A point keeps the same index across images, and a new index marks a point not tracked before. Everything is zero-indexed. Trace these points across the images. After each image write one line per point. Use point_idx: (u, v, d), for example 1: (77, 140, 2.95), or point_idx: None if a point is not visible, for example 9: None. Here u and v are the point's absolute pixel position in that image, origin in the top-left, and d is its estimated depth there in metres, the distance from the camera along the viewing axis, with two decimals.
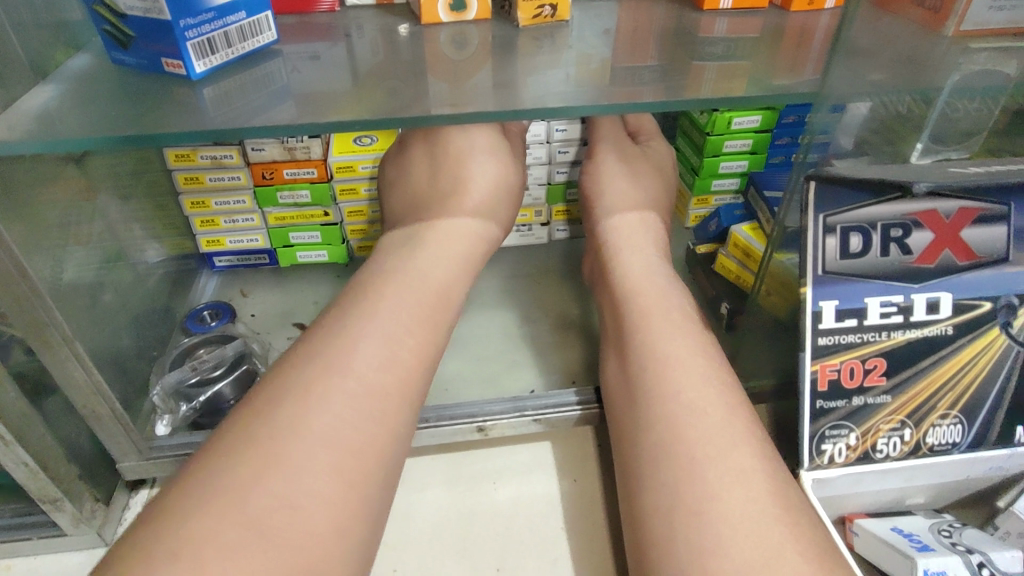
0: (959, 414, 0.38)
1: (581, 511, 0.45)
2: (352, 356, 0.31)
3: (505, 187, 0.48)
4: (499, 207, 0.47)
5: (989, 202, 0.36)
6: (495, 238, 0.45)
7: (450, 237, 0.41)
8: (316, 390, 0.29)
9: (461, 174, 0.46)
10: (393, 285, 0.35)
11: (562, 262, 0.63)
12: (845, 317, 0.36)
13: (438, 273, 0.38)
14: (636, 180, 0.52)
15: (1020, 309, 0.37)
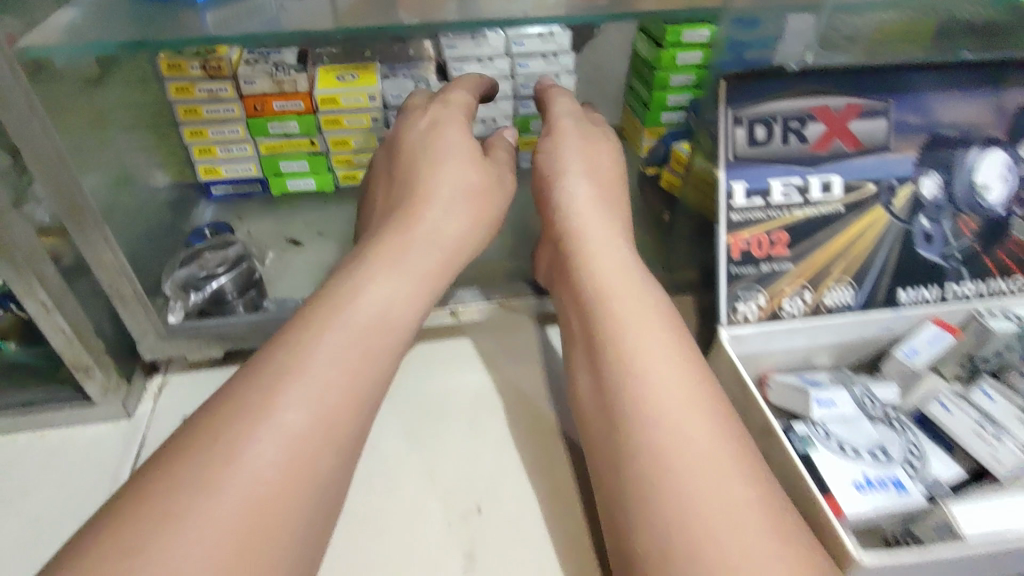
0: (851, 279, 0.45)
1: (541, 383, 0.52)
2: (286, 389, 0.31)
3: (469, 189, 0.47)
4: (464, 207, 0.45)
5: (870, 99, 0.43)
6: (461, 227, 0.45)
7: (405, 240, 0.41)
8: (251, 413, 0.29)
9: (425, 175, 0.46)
10: (330, 311, 0.35)
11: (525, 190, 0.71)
12: (753, 195, 0.43)
13: (385, 287, 0.37)
14: (603, 172, 0.50)
15: (899, 191, 0.44)
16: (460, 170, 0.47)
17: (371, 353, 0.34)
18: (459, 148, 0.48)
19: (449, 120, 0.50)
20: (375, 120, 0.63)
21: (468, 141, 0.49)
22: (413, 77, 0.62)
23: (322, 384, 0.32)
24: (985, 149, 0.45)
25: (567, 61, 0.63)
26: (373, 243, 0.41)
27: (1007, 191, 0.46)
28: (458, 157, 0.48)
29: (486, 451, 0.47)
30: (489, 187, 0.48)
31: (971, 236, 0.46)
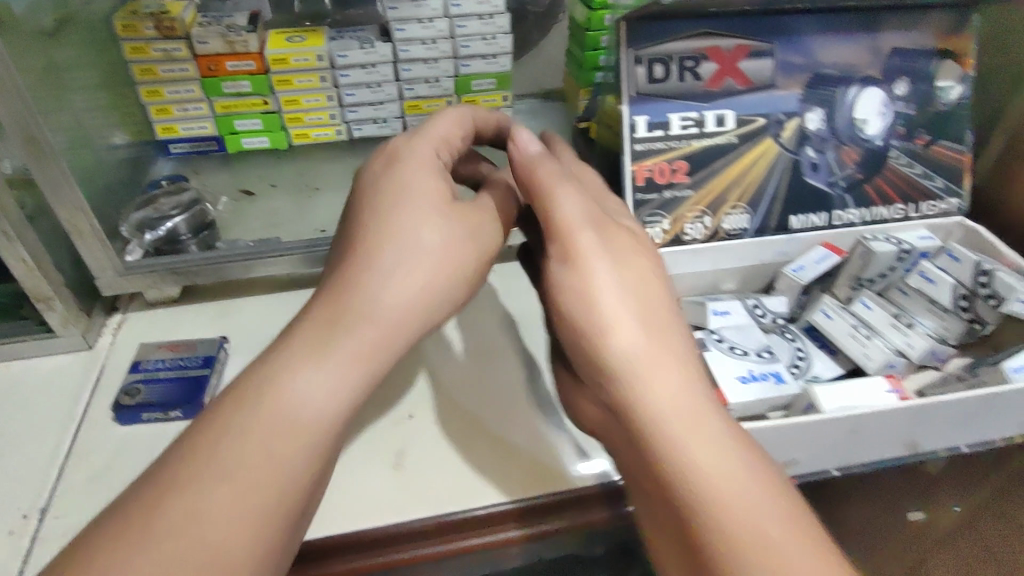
0: (746, 205, 0.50)
1: (474, 312, 0.57)
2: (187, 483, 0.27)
3: (431, 260, 0.36)
4: (414, 271, 0.35)
5: (757, 40, 0.48)
6: (405, 306, 0.35)
7: (346, 327, 0.33)
8: (148, 507, 0.26)
9: (379, 234, 0.36)
10: (248, 409, 0.29)
11: None
12: (654, 128, 0.48)
13: (306, 376, 0.31)
14: (642, 272, 0.36)
15: (786, 124, 0.49)
16: (417, 230, 0.36)
17: (284, 452, 0.29)
18: (416, 205, 0.37)
19: (409, 170, 0.39)
20: (324, 79, 0.67)
21: (428, 198, 0.38)
22: (358, 38, 0.67)
23: (223, 476, 0.27)
24: (863, 87, 0.50)
25: (503, 22, 0.67)
26: (314, 323, 0.33)
27: (884, 124, 0.51)
28: (419, 215, 0.37)
29: (421, 372, 0.51)
30: (459, 251, 0.38)
31: (853, 166, 0.51)
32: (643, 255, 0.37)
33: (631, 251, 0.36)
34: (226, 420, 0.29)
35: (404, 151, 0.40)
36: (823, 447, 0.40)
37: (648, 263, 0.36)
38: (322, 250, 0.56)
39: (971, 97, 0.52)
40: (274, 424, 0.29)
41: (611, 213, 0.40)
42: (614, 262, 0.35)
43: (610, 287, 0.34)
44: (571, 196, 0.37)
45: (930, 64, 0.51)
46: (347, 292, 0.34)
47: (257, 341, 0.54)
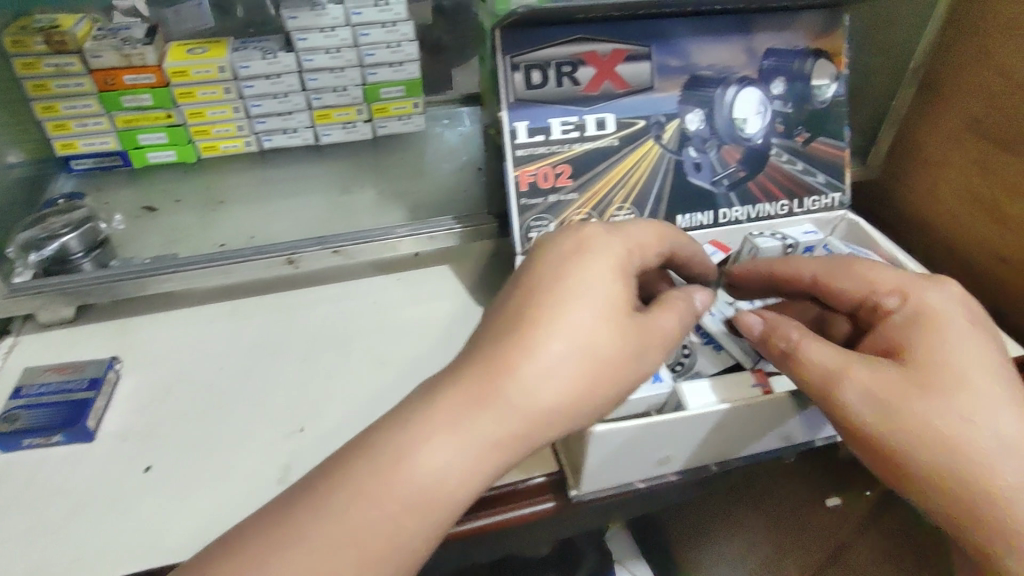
0: (632, 206, 0.51)
1: (375, 319, 0.57)
2: (305, 518, 0.29)
3: (587, 357, 0.33)
4: (578, 367, 0.33)
5: (632, 44, 0.49)
6: (569, 400, 0.33)
7: (514, 423, 0.32)
8: (278, 528, 0.29)
9: (529, 317, 0.33)
10: (373, 468, 0.31)
11: (380, 154, 0.75)
12: (535, 133, 0.48)
13: (446, 454, 0.31)
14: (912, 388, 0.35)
15: (666, 125, 0.50)
16: (586, 318, 0.33)
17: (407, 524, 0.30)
18: (585, 307, 0.33)
19: (591, 284, 0.34)
20: (228, 91, 0.66)
21: (607, 308, 0.34)
22: (261, 48, 0.66)
23: (345, 534, 0.29)
24: (741, 87, 0.52)
25: (407, 29, 0.67)
26: (471, 403, 0.32)
27: (763, 123, 0.53)
28: (587, 317, 0.33)
29: (322, 385, 0.51)
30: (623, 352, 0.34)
31: (736, 164, 0.53)
32: (978, 394, 0.34)
33: (946, 391, 0.34)
34: (362, 480, 0.30)
35: (583, 238, 0.37)
36: (690, 442, 0.42)
37: (989, 393, 0.34)
38: (218, 265, 0.56)
39: (846, 94, 0.54)
40: (431, 493, 0.30)
41: (896, 327, 0.38)
42: (927, 408, 0.34)
43: (949, 434, 0.34)
44: (868, 366, 0.36)
45: (805, 64, 0.53)
46: (501, 382, 0.32)
47: (152, 359, 0.53)
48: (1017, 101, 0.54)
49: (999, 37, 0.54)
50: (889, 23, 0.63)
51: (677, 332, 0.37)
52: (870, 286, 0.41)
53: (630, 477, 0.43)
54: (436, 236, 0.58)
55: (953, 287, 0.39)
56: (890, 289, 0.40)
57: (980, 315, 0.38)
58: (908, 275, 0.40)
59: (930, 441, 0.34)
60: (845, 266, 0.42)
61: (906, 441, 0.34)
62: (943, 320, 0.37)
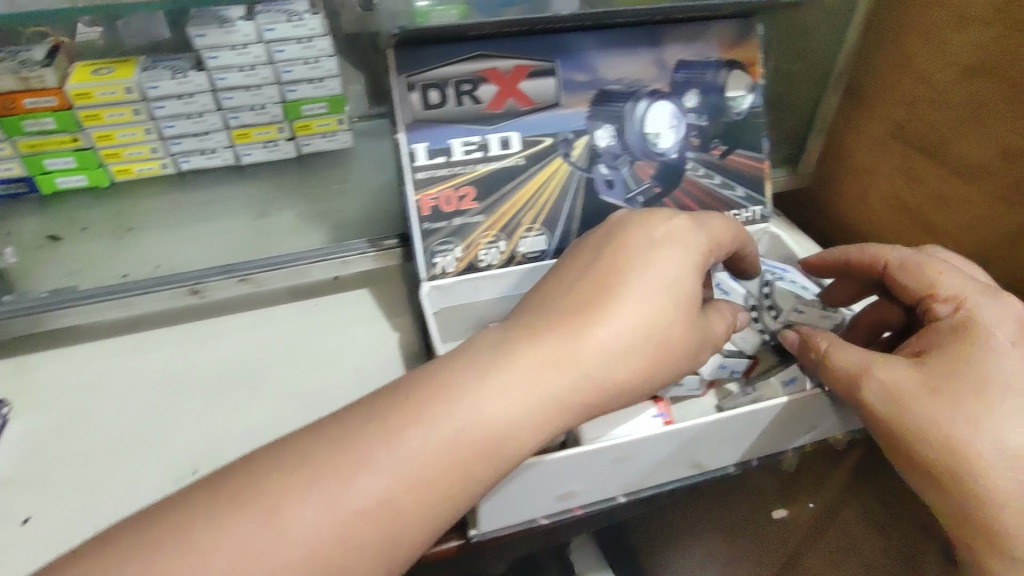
0: (542, 226, 0.49)
1: (286, 349, 0.55)
2: (361, 435, 0.31)
3: (651, 334, 0.35)
4: (645, 345, 0.35)
5: (535, 60, 0.47)
6: (626, 382, 0.35)
7: (570, 394, 0.33)
8: (355, 430, 0.31)
9: (605, 294, 0.36)
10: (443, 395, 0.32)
11: (304, 172, 0.73)
12: (435, 155, 0.46)
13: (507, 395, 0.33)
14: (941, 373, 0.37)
15: (575, 142, 0.49)
16: (658, 300, 0.35)
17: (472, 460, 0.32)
18: (651, 298, 0.36)
19: (664, 276, 0.36)
20: (138, 112, 0.63)
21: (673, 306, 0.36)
22: (171, 67, 0.63)
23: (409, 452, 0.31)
24: (652, 101, 0.50)
25: (324, 44, 0.64)
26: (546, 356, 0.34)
27: (677, 137, 0.51)
28: (660, 297, 0.36)
29: (228, 420, 0.49)
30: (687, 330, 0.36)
31: (650, 180, 0.51)
32: (998, 403, 0.35)
33: (968, 396, 0.36)
34: (433, 406, 0.32)
35: (666, 233, 0.39)
36: (591, 477, 0.40)
37: (1010, 405, 0.35)
38: (114, 298, 0.53)
39: (763, 105, 0.53)
40: (475, 437, 0.32)
41: (940, 334, 0.39)
42: (942, 407, 0.36)
43: (959, 432, 0.35)
44: (894, 364, 0.38)
45: (718, 75, 0.51)
46: (565, 352, 0.34)
47: (42, 402, 0.50)
48: (935, 107, 0.54)
49: (917, 43, 0.53)
50: (803, 33, 0.61)
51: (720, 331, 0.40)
52: (930, 288, 0.41)
53: (531, 514, 0.41)
54: (349, 259, 0.58)
55: (1010, 299, 0.39)
56: (947, 295, 0.40)
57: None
58: (967, 281, 0.40)
59: (943, 433, 0.36)
60: (916, 263, 0.42)
61: (918, 432, 0.36)
62: (987, 333, 0.38)
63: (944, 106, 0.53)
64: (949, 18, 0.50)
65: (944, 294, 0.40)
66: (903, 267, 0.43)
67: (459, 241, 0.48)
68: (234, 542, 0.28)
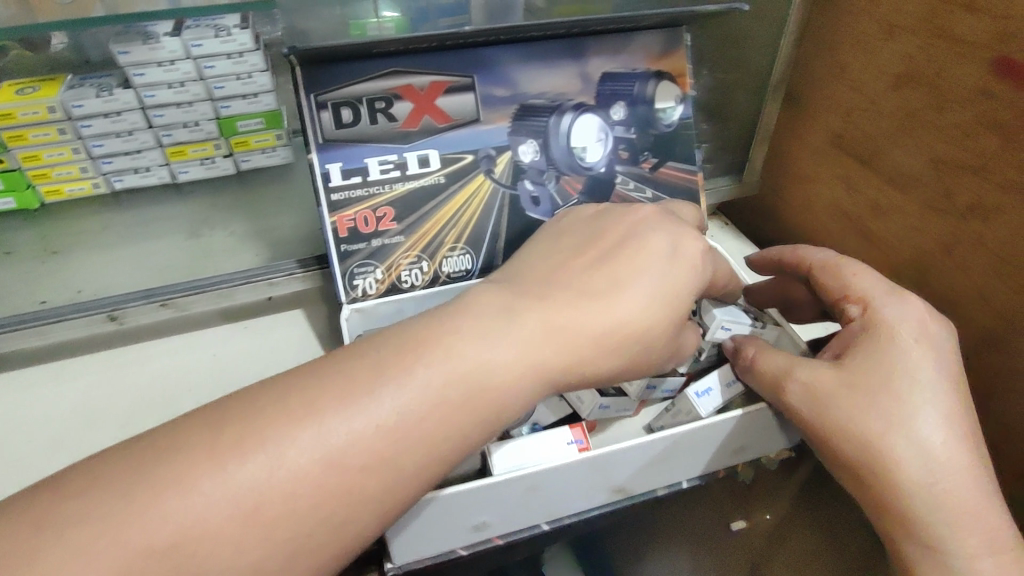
0: (466, 245, 0.48)
1: (211, 374, 0.53)
2: (360, 380, 0.30)
3: (646, 318, 0.35)
4: (645, 325, 0.35)
5: (453, 76, 0.46)
6: (618, 372, 0.35)
7: (568, 369, 0.34)
8: (358, 372, 0.30)
9: (602, 275, 0.36)
10: (442, 345, 0.31)
11: (245, 190, 0.71)
12: (350, 175, 0.45)
13: (502, 355, 0.32)
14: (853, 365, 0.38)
15: (497, 158, 0.48)
16: (655, 284, 0.36)
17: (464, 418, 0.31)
18: (655, 297, 0.35)
19: (669, 278, 0.36)
20: (64, 131, 0.61)
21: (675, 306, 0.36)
22: (97, 85, 0.61)
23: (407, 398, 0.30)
24: (578, 114, 0.49)
25: (256, 59, 0.63)
26: (549, 321, 0.33)
27: (605, 150, 0.50)
28: (661, 284, 0.36)
29: None
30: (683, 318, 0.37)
31: (578, 195, 0.50)
32: (907, 399, 0.36)
33: (879, 392, 0.37)
34: (435, 357, 0.31)
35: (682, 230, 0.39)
36: (506, 505, 0.38)
37: (920, 400, 0.36)
38: (28, 326, 0.51)
39: (693, 116, 0.52)
40: (474, 397, 0.31)
41: (853, 338, 0.40)
42: (856, 405, 0.37)
43: (873, 430, 0.36)
44: (812, 366, 0.39)
45: (646, 86, 0.50)
46: (570, 325, 0.34)
47: None
48: (868, 116, 0.53)
49: (849, 51, 0.53)
50: (735, 43, 0.59)
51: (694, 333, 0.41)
52: (845, 289, 0.42)
53: (448, 547, 0.39)
54: (276, 280, 0.55)
55: (915, 298, 0.40)
56: (857, 296, 0.41)
57: (933, 329, 0.39)
58: (878, 281, 0.41)
59: (851, 418, 0.37)
60: (837, 264, 0.43)
61: (835, 431, 0.37)
62: (893, 332, 0.39)
63: (877, 114, 0.52)
64: (877, 26, 0.50)
65: (855, 295, 0.42)
66: (825, 267, 0.44)
67: (381, 261, 0.46)
68: (231, 487, 0.27)
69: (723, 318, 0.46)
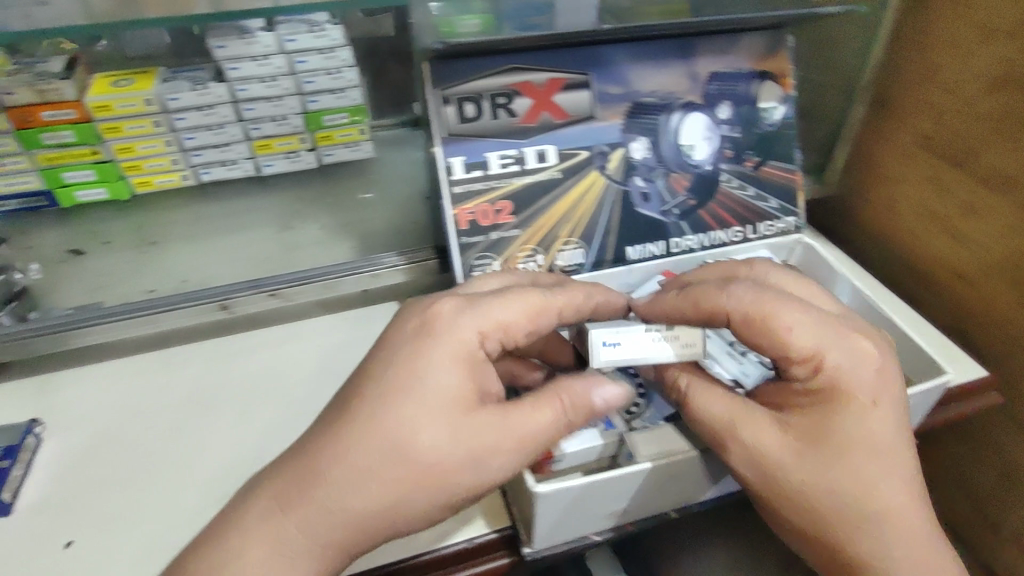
0: (579, 239, 0.49)
1: (316, 363, 0.54)
2: (212, 549, 0.35)
3: (405, 438, 0.35)
4: (410, 445, 0.35)
5: (571, 73, 0.47)
6: (417, 486, 0.35)
7: (353, 509, 0.35)
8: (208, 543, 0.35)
9: (360, 403, 0.36)
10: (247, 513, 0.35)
11: (326, 184, 0.73)
12: (472, 168, 0.46)
13: (294, 513, 0.34)
14: (807, 424, 0.37)
15: (610, 155, 0.49)
16: (401, 409, 0.35)
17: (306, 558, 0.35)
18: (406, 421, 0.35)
19: (421, 398, 0.35)
20: (158, 124, 0.62)
21: (436, 414, 0.35)
22: (191, 78, 0.62)
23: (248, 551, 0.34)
24: (686, 113, 0.50)
25: (347, 54, 0.65)
26: (314, 467, 0.35)
27: (711, 148, 0.51)
28: (404, 409, 0.35)
29: (255, 440, 0.48)
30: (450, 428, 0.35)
31: (685, 193, 0.51)
32: (861, 465, 0.36)
33: (831, 457, 0.36)
34: (247, 523, 0.35)
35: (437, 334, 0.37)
36: (644, 494, 0.40)
37: (876, 463, 0.36)
38: (141, 315, 0.54)
39: (794, 115, 0.53)
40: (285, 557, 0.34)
41: (802, 399, 0.38)
42: (812, 470, 0.36)
43: (828, 492, 0.36)
44: (757, 426, 0.38)
45: (751, 86, 0.51)
46: (319, 481, 0.35)
47: (76, 420, 0.50)
48: (961, 120, 0.54)
49: (942, 55, 0.54)
50: (835, 43, 0.62)
51: (556, 426, 0.37)
52: (785, 350, 0.37)
53: (583, 532, 0.41)
54: (379, 272, 0.58)
55: (865, 346, 0.38)
56: (802, 356, 0.37)
57: (891, 385, 0.37)
58: (823, 333, 0.37)
59: (803, 484, 0.37)
60: (763, 318, 0.38)
61: (787, 494, 0.37)
62: (851, 397, 0.37)
63: (970, 119, 0.53)
64: (977, 32, 0.51)
65: (800, 355, 0.37)
66: (750, 321, 0.38)
67: (500, 254, 0.47)
68: None
69: (604, 333, 0.40)
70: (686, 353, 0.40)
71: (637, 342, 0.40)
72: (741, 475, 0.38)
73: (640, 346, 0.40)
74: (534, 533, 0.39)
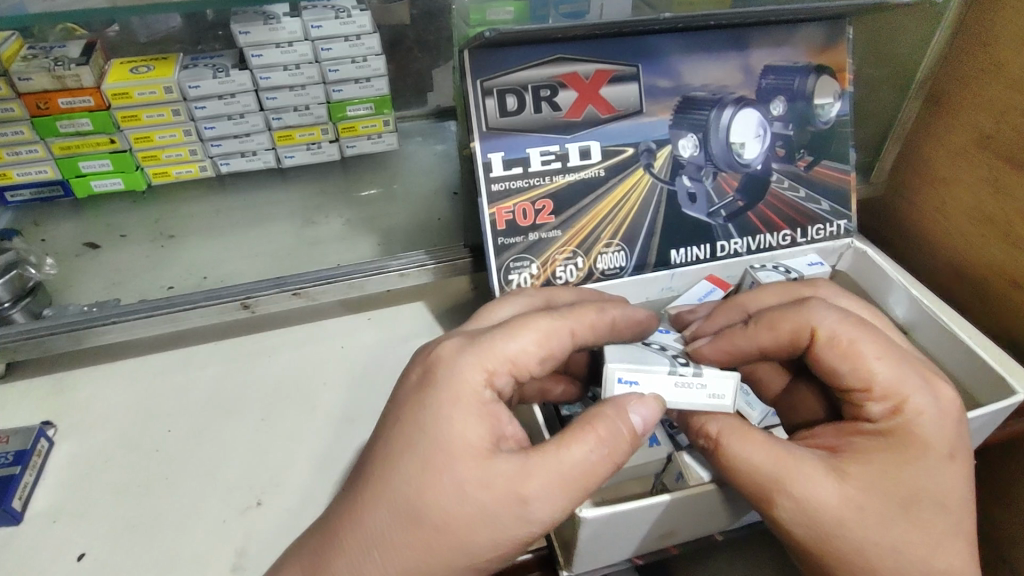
0: (621, 242, 0.47)
1: (339, 366, 0.51)
2: None
3: (423, 495, 0.29)
4: (429, 502, 0.29)
5: (620, 65, 0.44)
6: (441, 551, 0.29)
7: None
8: None
9: (373, 457, 0.31)
10: None
11: (347, 178, 0.70)
12: (512, 165, 0.43)
13: None
14: (870, 477, 0.31)
15: (657, 153, 0.46)
16: (418, 462, 0.30)
17: None
18: (420, 476, 0.30)
19: (434, 448, 0.30)
20: (177, 113, 0.60)
21: (454, 463, 0.30)
22: (212, 65, 0.59)
23: None
24: (739, 109, 0.47)
25: (372, 42, 0.61)
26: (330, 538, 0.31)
27: (763, 147, 0.48)
28: (418, 463, 0.30)
29: (279, 446, 0.46)
30: (472, 479, 0.30)
31: (734, 193, 0.48)
32: (927, 522, 0.31)
33: (896, 513, 0.31)
34: None
35: (447, 376, 0.32)
36: (695, 520, 0.37)
37: (943, 522, 0.31)
38: (164, 314, 0.50)
39: (851, 114, 0.50)
40: None
41: (867, 445, 0.32)
42: (872, 527, 0.31)
43: (892, 555, 0.31)
44: (812, 474, 0.31)
45: (807, 81, 0.48)
46: (330, 554, 0.30)
47: (93, 422, 0.48)
48: None
49: (1011, 46, 0.50)
50: (889, 35, 0.59)
51: (591, 466, 0.30)
52: (865, 381, 0.33)
53: (626, 556, 0.39)
54: (407, 272, 0.53)
55: (948, 393, 0.33)
56: (883, 393, 0.33)
57: (965, 436, 0.33)
58: (905, 371, 0.33)
59: (862, 544, 0.31)
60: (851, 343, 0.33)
61: (836, 555, 0.31)
62: (928, 447, 0.32)
63: None
64: None
65: (880, 390, 0.33)
66: (834, 343, 0.34)
67: (538, 257, 0.45)
68: None
69: (621, 367, 0.34)
70: (710, 405, 0.34)
71: (658, 383, 0.34)
72: (787, 531, 0.32)
73: (659, 390, 0.34)
74: (576, 557, 0.36)
